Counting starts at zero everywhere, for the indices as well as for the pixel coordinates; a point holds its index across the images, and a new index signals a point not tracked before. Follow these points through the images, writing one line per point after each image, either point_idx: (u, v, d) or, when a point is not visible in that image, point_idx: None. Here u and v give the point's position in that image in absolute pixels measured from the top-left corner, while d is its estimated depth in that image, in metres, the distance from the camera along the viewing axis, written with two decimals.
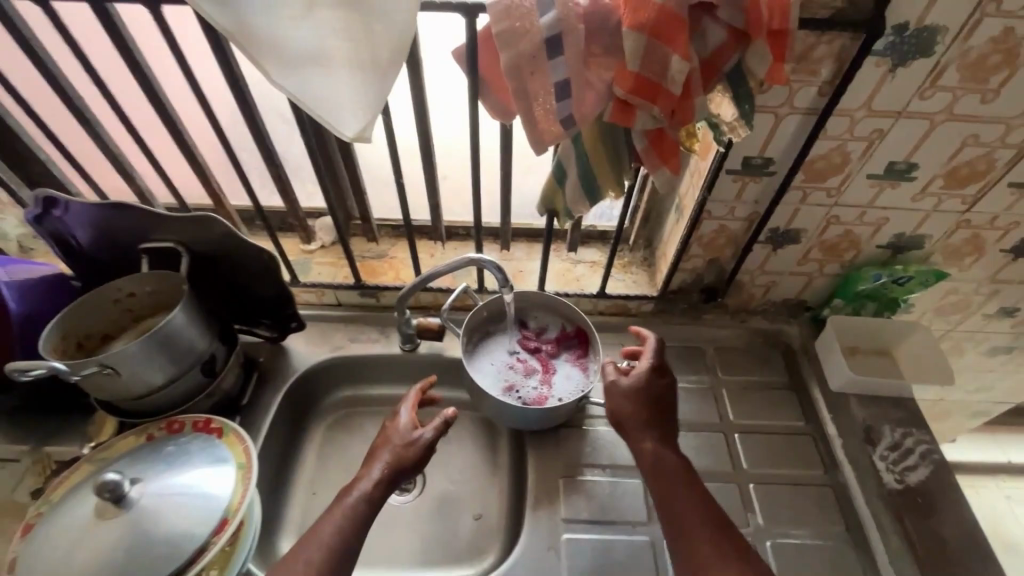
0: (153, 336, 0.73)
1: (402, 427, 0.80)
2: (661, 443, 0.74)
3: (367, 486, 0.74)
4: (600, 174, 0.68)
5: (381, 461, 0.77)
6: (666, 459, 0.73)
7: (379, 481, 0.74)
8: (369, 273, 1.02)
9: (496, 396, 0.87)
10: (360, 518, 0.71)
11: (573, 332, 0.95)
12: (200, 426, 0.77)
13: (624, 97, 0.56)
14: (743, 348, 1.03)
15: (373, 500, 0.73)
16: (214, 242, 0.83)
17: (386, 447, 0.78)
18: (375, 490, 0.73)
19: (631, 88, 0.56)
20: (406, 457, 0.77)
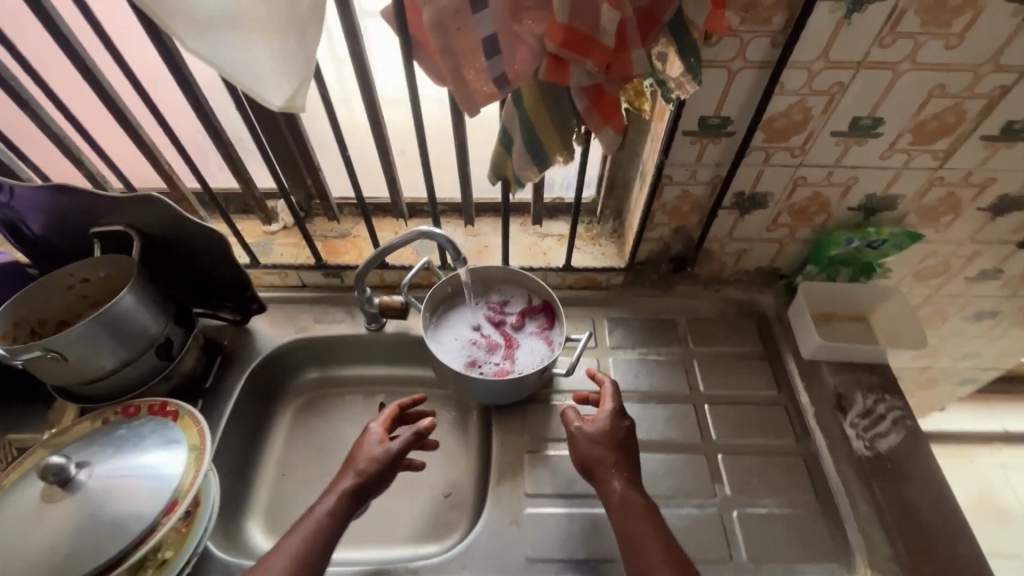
0: (101, 317, 0.72)
1: (371, 440, 0.78)
2: (624, 484, 0.73)
3: (334, 510, 0.72)
4: (546, 138, 0.66)
5: (352, 476, 0.75)
6: (632, 501, 0.71)
7: (341, 506, 0.72)
8: (331, 252, 1.00)
9: (458, 370, 0.86)
10: (324, 540, 0.70)
11: (538, 306, 0.93)
12: (155, 409, 0.77)
13: (556, 52, 0.54)
14: (717, 318, 1.01)
15: (336, 522, 0.71)
16: (164, 223, 0.82)
17: (355, 461, 0.77)
18: (331, 518, 0.71)
19: (563, 41, 0.53)
20: (380, 466, 0.76)
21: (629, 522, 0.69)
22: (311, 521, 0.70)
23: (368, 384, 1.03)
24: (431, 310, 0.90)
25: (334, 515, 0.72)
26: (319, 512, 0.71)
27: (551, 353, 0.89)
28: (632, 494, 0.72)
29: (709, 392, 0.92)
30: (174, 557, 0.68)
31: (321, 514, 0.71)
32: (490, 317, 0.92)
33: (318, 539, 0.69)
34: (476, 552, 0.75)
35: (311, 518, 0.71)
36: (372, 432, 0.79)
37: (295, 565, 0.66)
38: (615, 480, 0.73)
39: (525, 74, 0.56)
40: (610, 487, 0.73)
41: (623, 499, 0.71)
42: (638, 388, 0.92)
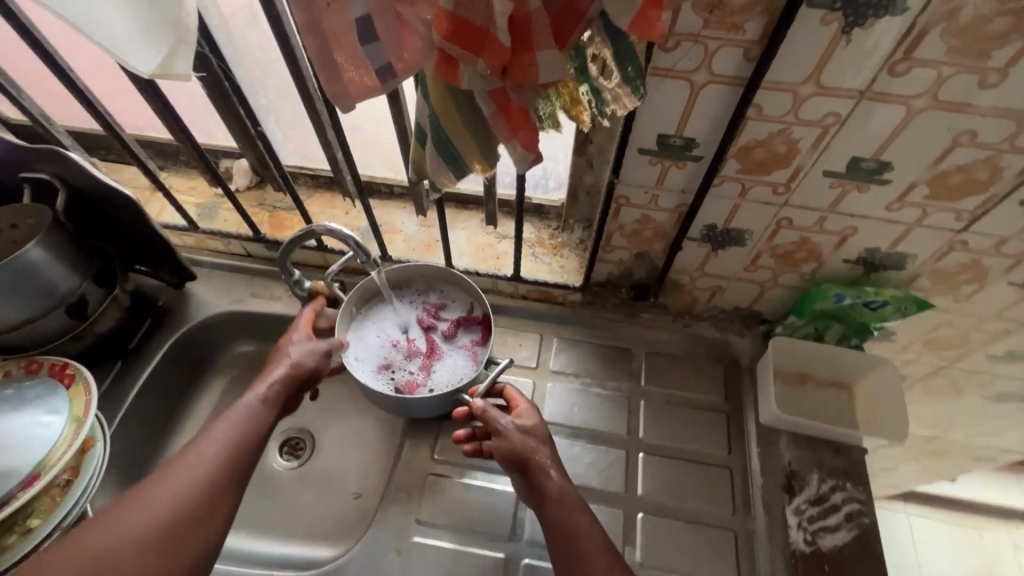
0: (5, 267, 0.70)
1: (299, 336, 0.74)
2: (552, 480, 0.67)
3: (262, 398, 0.68)
4: (460, 141, 0.55)
5: (282, 367, 0.71)
6: (567, 495, 0.66)
7: (271, 393, 0.69)
8: (276, 225, 0.95)
9: (365, 372, 0.79)
10: (254, 425, 0.66)
11: (475, 317, 0.83)
12: (55, 370, 0.75)
13: (443, 46, 0.43)
14: (680, 356, 0.90)
15: (267, 407, 0.68)
16: (90, 178, 0.79)
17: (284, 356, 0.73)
18: (262, 406, 0.68)
19: (449, 33, 0.42)
20: (309, 360, 0.73)
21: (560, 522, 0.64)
22: (244, 408, 0.67)
23: None
24: (357, 300, 0.83)
25: (265, 403, 0.68)
26: (249, 401, 0.67)
27: (470, 374, 0.80)
28: (562, 488, 0.66)
29: (649, 440, 0.82)
30: (39, 527, 0.66)
31: (250, 403, 0.67)
32: (421, 319, 0.84)
33: (250, 423, 0.66)
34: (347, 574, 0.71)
35: (241, 406, 0.67)
36: (301, 331, 0.75)
37: (224, 452, 0.63)
38: (546, 474, 0.67)
39: (416, 66, 0.46)
40: (542, 480, 0.67)
41: (553, 494, 0.66)
42: (570, 422, 0.84)
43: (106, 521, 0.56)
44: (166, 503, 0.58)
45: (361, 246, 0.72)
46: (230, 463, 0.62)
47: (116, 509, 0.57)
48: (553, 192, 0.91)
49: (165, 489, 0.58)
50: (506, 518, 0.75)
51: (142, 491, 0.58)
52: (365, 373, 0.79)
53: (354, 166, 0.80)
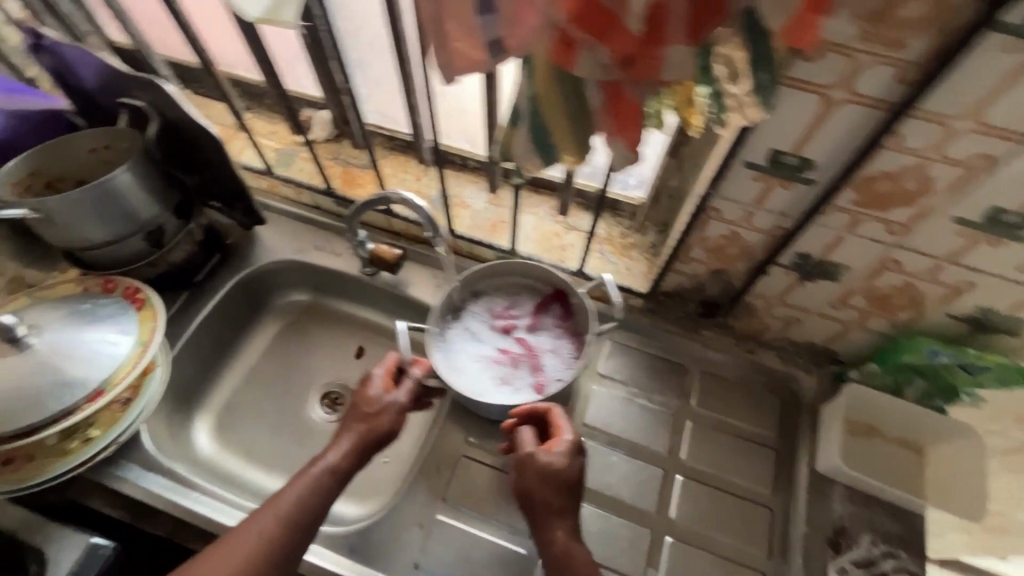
0: (95, 189, 0.72)
1: (374, 389, 0.70)
2: (566, 538, 0.62)
3: (333, 468, 0.65)
4: (556, 129, 0.52)
5: (354, 434, 0.67)
6: (571, 556, 0.61)
7: (340, 464, 0.65)
8: (348, 181, 0.95)
9: (491, 398, 0.75)
10: (318, 499, 0.63)
11: (547, 298, 0.82)
12: (128, 293, 0.79)
13: (567, 28, 0.40)
14: (736, 382, 0.85)
15: (335, 481, 0.65)
16: (180, 112, 0.80)
17: (358, 416, 0.69)
18: (330, 478, 0.64)
19: (577, 15, 0.39)
20: (386, 422, 0.69)
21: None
22: (310, 478, 0.64)
23: (354, 324, 1.01)
24: (433, 333, 0.77)
25: (331, 476, 0.64)
26: (319, 472, 0.64)
27: (581, 348, 0.78)
28: (578, 554, 0.62)
29: (690, 464, 0.79)
30: (99, 437, 0.71)
31: (320, 475, 0.64)
32: (498, 325, 0.81)
33: (315, 499, 0.63)
34: (370, 538, 0.71)
35: (309, 476, 0.64)
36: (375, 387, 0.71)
37: (284, 528, 0.60)
38: (562, 534, 0.63)
39: (527, 45, 0.42)
40: (558, 539, 0.62)
41: (569, 556, 0.61)
42: (610, 430, 0.80)
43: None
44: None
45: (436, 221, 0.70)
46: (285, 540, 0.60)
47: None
48: (634, 190, 0.86)
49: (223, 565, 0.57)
50: (531, 515, 0.74)
51: (200, 559, 0.57)
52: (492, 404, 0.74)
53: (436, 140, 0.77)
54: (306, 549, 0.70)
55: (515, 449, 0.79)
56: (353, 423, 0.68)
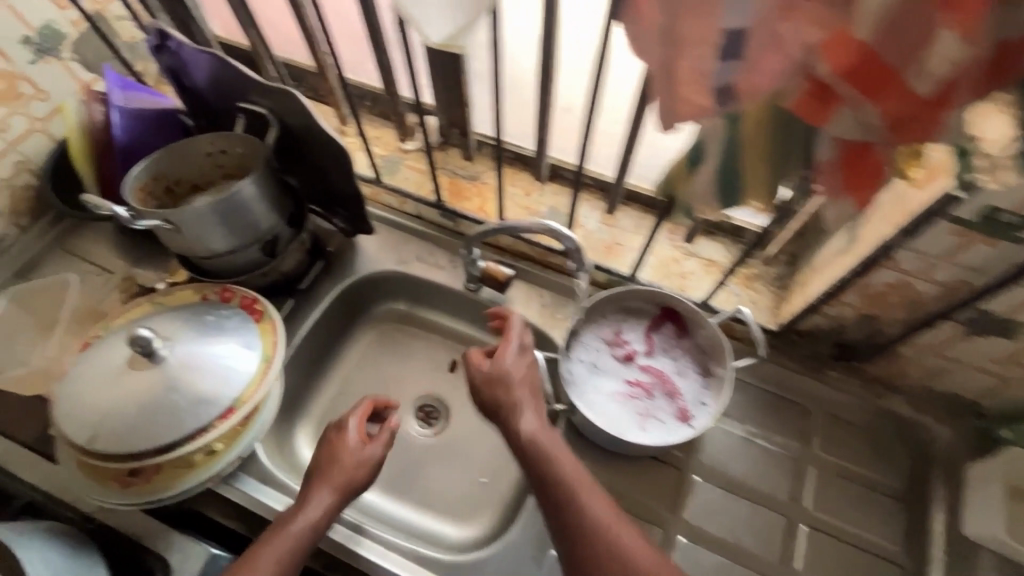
0: (224, 201, 0.71)
1: (350, 436, 0.69)
2: (571, 489, 0.60)
3: (309, 527, 0.62)
4: (751, 175, 0.48)
5: (331, 485, 0.65)
6: (537, 443, 0.63)
7: (320, 520, 0.63)
8: (455, 193, 0.92)
9: (643, 434, 0.72)
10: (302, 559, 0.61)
11: (658, 317, 0.79)
12: (246, 303, 0.78)
13: (827, 79, 0.36)
14: (861, 427, 0.81)
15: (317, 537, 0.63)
16: (301, 120, 0.79)
17: (328, 461, 0.67)
18: (314, 535, 0.62)
19: (848, 67, 0.35)
20: (363, 473, 0.67)
21: (581, 541, 0.58)
22: (291, 535, 0.61)
23: (448, 336, 0.99)
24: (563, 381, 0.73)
25: (314, 530, 0.62)
26: (299, 526, 0.62)
27: (719, 364, 0.76)
28: (586, 512, 0.58)
29: (815, 513, 0.75)
30: (224, 451, 0.69)
31: (298, 529, 0.62)
32: (616, 355, 0.78)
33: (293, 552, 0.61)
34: (487, 570, 0.71)
35: (290, 532, 0.61)
36: (349, 429, 0.69)
37: None
38: (570, 494, 0.60)
39: (767, 92, 0.38)
40: (568, 497, 0.59)
41: (577, 515, 0.59)
42: (730, 472, 0.77)
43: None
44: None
45: (581, 250, 0.69)
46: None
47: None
48: (756, 216, 0.79)
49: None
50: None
51: None
52: (647, 440, 0.71)
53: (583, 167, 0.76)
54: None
55: (630, 486, 0.76)
56: (331, 472, 0.66)
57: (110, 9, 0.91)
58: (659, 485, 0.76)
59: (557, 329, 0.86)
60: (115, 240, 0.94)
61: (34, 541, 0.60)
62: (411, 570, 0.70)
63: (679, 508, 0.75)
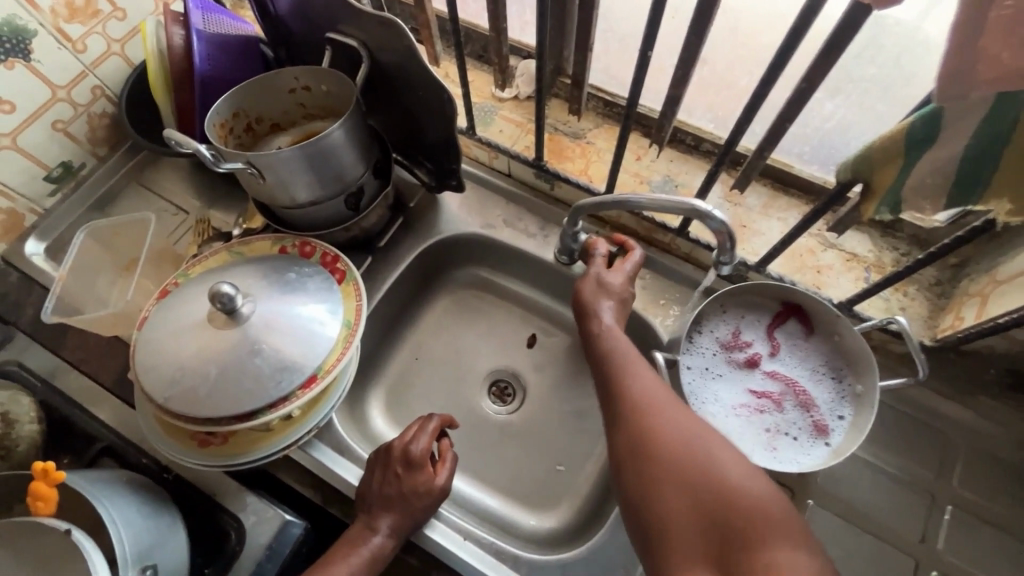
0: (312, 147, 0.63)
1: (418, 453, 0.64)
2: (659, 413, 0.53)
3: (367, 560, 0.61)
4: (1015, 165, 0.36)
5: (393, 515, 0.62)
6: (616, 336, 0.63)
7: (386, 545, 0.62)
8: (555, 152, 0.81)
9: (777, 454, 0.63)
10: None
11: (783, 314, 0.69)
12: (327, 261, 0.72)
13: None
14: (1014, 467, 0.69)
15: (382, 561, 0.62)
16: (399, 57, 0.69)
17: (394, 485, 0.63)
18: (385, 553, 0.62)
19: None
20: (429, 498, 0.64)
21: (653, 457, 0.50)
22: (349, 564, 0.60)
23: (529, 309, 0.92)
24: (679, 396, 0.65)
25: (374, 559, 0.61)
26: (360, 554, 0.61)
27: (859, 378, 0.65)
28: (678, 432, 0.51)
29: (948, 559, 0.65)
30: (301, 419, 0.66)
31: (355, 559, 0.60)
32: (736, 361, 0.69)
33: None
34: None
35: (350, 562, 0.60)
36: (415, 453, 0.64)
37: None
38: (648, 410, 0.53)
39: None
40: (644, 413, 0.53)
41: (654, 432, 0.51)
42: (849, 499, 0.68)
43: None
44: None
45: (729, 235, 0.57)
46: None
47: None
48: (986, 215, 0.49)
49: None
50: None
51: None
52: (782, 462, 0.63)
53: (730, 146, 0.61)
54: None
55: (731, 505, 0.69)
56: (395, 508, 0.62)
57: None
58: None
59: (660, 317, 0.77)
60: (192, 178, 0.89)
61: (117, 496, 0.59)
62: (488, 562, 0.65)
63: None
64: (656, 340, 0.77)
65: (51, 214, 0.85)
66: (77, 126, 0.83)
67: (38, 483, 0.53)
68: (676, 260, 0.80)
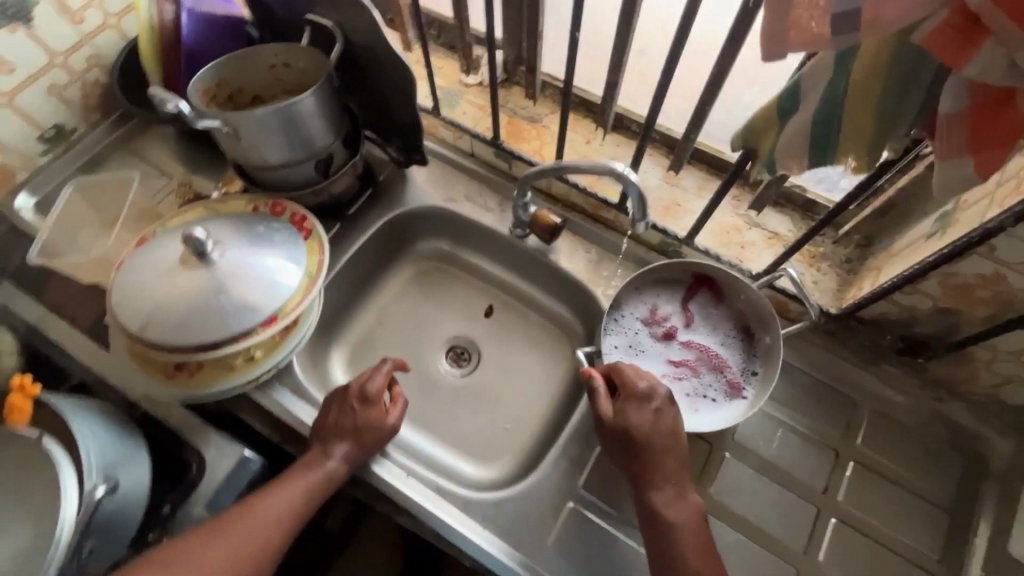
0: (282, 111, 0.70)
1: (371, 389, 0.71)
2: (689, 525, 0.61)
3: (322, 481, 0.67)
4: (852, 125, 0.44)
5: (348, 443, 0.68)
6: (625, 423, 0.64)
7: (342, 468, 0.68)
8: (513, 133, 0.88)
9: (695, 417, 0.71)
10: (325, 494, 0.67)
11: (695, 288, 0.77)
12: (296, 220, 0.79)
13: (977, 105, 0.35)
14: (913, 430, 0.76)
15: (337, 482, 0.68)
16: (368, 36, 0.76)
17: (349, 417, 0.69)
18: (341, 474, 0.68)
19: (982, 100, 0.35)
20: (381, 430, 0.70)
21: (681, 543, 0.59)
22: (305, 482, 0.66)
23: (487, 281, 0.98)
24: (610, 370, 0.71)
25: (328, 481, 0.67)
26: (315, 475, 0.66)
27: (766, 336, 0.73)
28: (688, 529, 0.60)
29: (847, 508, 0.72)
30: (262, 358, 0.72)
31: (310, 478, 0.66)
32: (655, 334, 0.76)
33: (311, 499, 0.66)
34: (503, 511, 0.71)
35: (305, 482, 0.66)
36: (368, 391, 0.71)
37: (294, 517, 0.64)
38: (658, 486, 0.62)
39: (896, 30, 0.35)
40: (665, 513, 0.61)
41: (665, 522, 0.61)
42: (761, 453, 0.75)
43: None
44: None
45: (647, 206, 0.63)
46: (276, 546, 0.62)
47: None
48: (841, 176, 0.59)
49: (209, 563, 0.57)
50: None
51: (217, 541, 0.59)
52: (701, 422, 0.70)
53: (649, 128, 0.70)
54: (440, 507, 0.70)
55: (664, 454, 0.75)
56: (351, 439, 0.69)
57: None
58: (687, 456, 0.74)
59: (601, 288, 0.85)
60: (177, 146, 0.95)
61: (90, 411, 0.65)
62: (428, 496, 0.71)
63: (705, 480, 0.73)
64: (599, 308, 0.85)
65: (41, 172, 0.91)
66: (70, 91, 0.89)
67: (14, 394, 0.61)
68: (619, 236, 0.87)
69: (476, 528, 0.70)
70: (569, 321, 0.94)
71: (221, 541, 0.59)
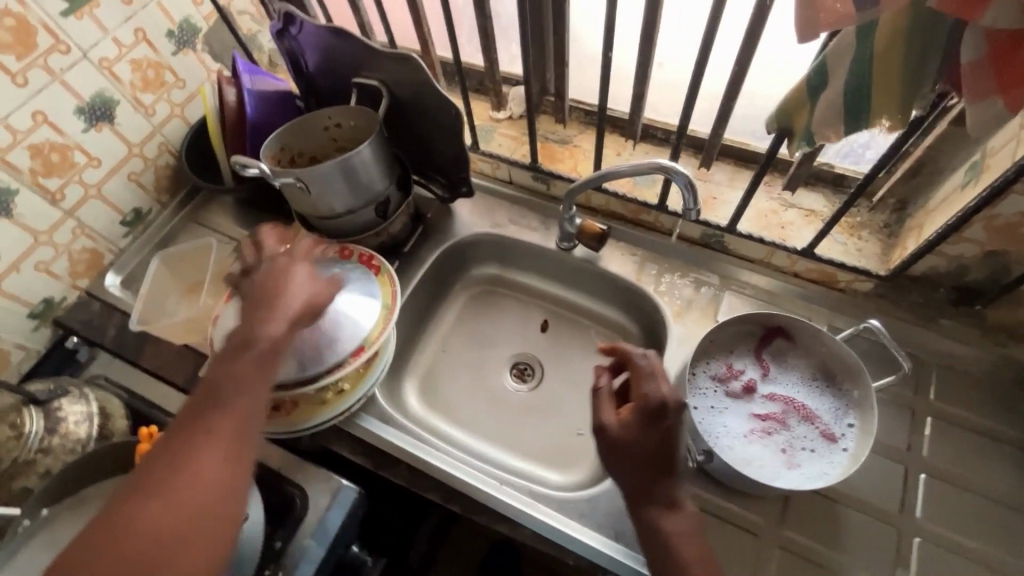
0: (346, 163, 0.78)
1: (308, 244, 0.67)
2: (694, 548, 0.56)
3: (265, 359, 0.55)
4: (881, 91, 0.49)
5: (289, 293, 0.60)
6: (626, 438, 0.59)
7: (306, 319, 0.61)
8: (548, 156, 0.95)
9: (800, 476, 0.67)
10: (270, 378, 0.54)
11: (768, 337, 0.76)
12: (364, 260, 0.85)
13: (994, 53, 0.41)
14: (984, 379, 0.77)
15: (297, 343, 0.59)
16: (412, 88, 0.85)
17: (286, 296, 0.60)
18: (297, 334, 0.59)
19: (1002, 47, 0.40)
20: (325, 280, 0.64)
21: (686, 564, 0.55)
22: (238, 370, 0.53)
23: (538, 298, 1.03)
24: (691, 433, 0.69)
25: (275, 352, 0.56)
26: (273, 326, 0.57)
27: (857, 382, 0.71)
28: (686, 551, 0.56)
29: (935, 463, 0.73)
30: (350, 390, 0.78)
31: (244, 361, 0.54)
32: (735, 388, 0.74)
33: (261, 332, 0.56)
34: (597, 506, 0.73)
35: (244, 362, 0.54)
36: (296, 267, 0.63)
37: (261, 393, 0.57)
38: (653, 509, 0.57)
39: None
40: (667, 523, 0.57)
41: (666, 542, 0.56)
42: None
43: (110, 533, 0.43)
44: (208, 491, 0.47)
45: (697, 197, 0.69)
46: (253, 432, 0.52)
47: (125, 507, 0.45)
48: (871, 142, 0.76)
49: (153, 519, 0.44)
50: (772, 509, 0.71)
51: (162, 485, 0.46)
52: (808, 480, 0.66)
53: (681, 129, 0.77)
54: (537, 511, 0.73)
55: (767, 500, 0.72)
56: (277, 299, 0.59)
57: (235, 4, 1.01)
58: None
59: (652, 286, 0.89)
60: (240, 212, 1.04)
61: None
62: (524, 501, 0.74)
63: None
64: (653, 306, 0.89)
65: (124, 252, 1.00)
66: (147, 177, 0.99)
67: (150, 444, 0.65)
68: (660, 236, 0.92)
69: (573, 525, 0.72)
70: (623, 324, 0.97)
71: (199, 443, 0.49)
